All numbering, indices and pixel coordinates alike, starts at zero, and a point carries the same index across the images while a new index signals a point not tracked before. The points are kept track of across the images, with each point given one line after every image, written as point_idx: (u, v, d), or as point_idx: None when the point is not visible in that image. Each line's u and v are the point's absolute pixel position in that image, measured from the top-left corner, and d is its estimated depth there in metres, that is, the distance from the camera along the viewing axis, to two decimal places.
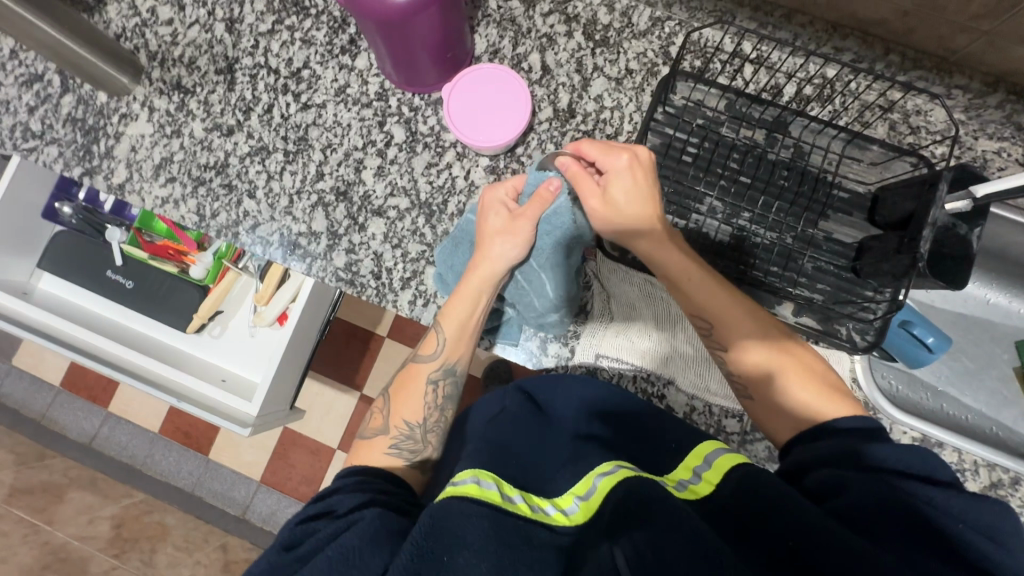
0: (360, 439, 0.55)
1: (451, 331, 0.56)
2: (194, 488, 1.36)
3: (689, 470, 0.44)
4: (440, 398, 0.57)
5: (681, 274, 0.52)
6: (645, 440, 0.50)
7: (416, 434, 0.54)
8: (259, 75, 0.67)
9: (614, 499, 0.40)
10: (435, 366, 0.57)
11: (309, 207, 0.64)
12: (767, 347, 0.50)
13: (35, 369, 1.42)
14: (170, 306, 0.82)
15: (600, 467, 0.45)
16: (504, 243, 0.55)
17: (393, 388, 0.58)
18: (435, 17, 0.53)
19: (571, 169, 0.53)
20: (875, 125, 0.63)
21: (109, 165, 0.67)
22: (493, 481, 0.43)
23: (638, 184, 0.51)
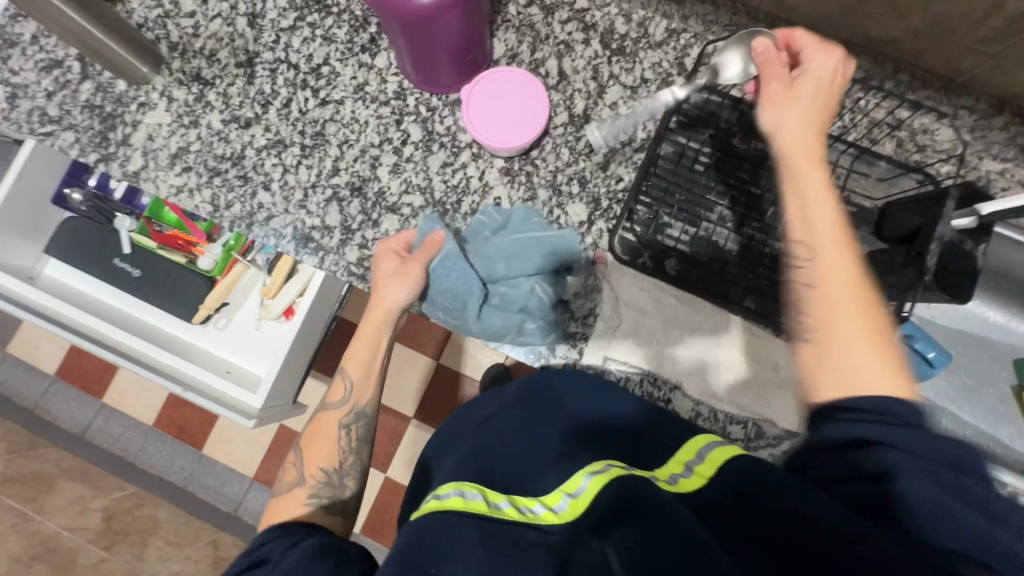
0: (274, 494, 0.54)
1: (355, 373, 0.59)
2: (186, 483, 1.34)
3: (681, 464, 0.43)
4: (353, 442, 0.57)
5: (798, 175, 0.46)
6: (637, 441, 0.50)
7: (333, 479, 0.54)
8: (279, 70, 0.67)
9: (605, 500, 0.39)
10: (344, 411, 0.58)
11: (323, 201, 0.65)
12: (855, 281, 0.43)
13: (30, 357, 1.41)
14: (177, 296, 0.82)
15: (592, 465, 0.44)
16: (395, 285, 0.58)
17: (304, 440, 0.57)
18: (459, 17, 0.54)
19: (767, 53, 0.50)
20: (884, 142, 0.63)
21: (126, 152, 0.67)
22: (478, 491, 0.43)
23: (819, 85, 0.48)
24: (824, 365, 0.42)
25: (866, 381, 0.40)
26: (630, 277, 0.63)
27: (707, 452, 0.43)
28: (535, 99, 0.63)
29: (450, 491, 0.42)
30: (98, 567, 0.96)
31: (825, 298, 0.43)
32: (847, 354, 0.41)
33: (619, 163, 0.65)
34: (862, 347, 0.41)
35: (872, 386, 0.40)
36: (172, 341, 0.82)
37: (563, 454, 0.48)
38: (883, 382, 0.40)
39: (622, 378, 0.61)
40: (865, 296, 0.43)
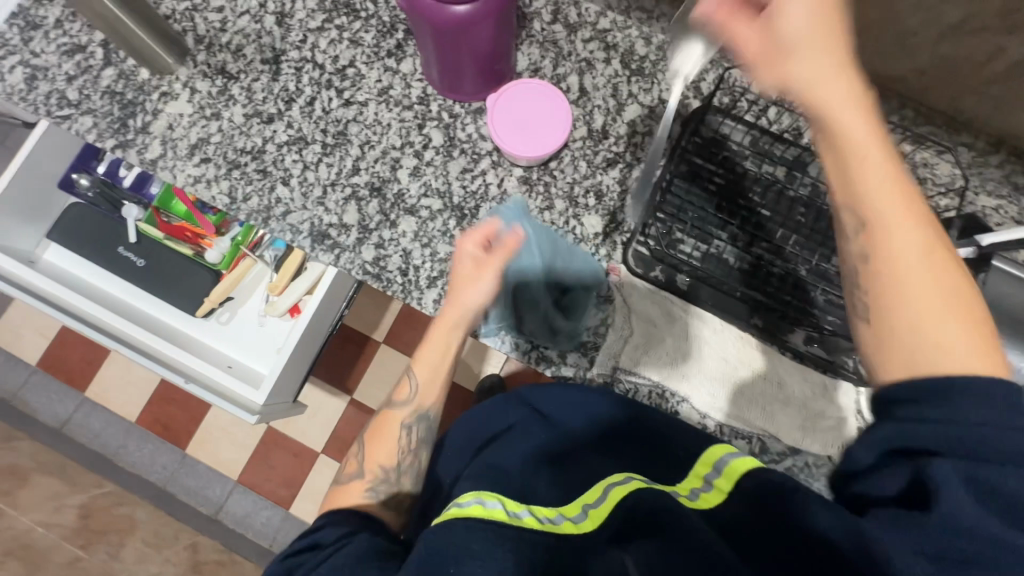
0: (336, 485, 0.56)
1: (423, 373, 0.58)
2: (166, 483, 1.31)
3: (700, 478, 0.46)
4: (414, 442, 0.57)
5: (858, 147, 0.40)
6: (658, 458, 0.51)
7: (391, 477, 0.55)
8: (304, 69, 0.68)
9: (625, 510, 0.40)
10: (407, 411, 0.58)
11: (342, 199, 0.65)
12: (922, 242, 0.40)
13: (11, 346, 1.36)
14: (181, 288, 0.81)
15: (615, 478, 0.46)
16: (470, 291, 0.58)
17: (369, 432, 0.58)
18: (492, 28, 0.55)
19: (722, 7, 0.44)
20: None
21: (144, 140, 0.67)
22: (498, 500, 0.42)
23: (824, 8, 0.40)
24: (891, 346, 0.40)
25: (946, 356, 0.37)
26: (642, 289, 0.64)
27: (724, 463, 0.45)
28: (555, 107, 0.65)
29: (470, 498, 0.40)
30: (73, 566, 0.92)
31: (889, 267, 0.40)
32: (920, 331, 0.39)
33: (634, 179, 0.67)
34: (937, 318, 0.38)
35: (947, 362, 0.37)
36: (176, 333, 0.81)
37: (576, 474, 0.49)
38: (959, 356, 0.37)
39: (633, 387, 0.62)
40: (938, 255, 0.40)
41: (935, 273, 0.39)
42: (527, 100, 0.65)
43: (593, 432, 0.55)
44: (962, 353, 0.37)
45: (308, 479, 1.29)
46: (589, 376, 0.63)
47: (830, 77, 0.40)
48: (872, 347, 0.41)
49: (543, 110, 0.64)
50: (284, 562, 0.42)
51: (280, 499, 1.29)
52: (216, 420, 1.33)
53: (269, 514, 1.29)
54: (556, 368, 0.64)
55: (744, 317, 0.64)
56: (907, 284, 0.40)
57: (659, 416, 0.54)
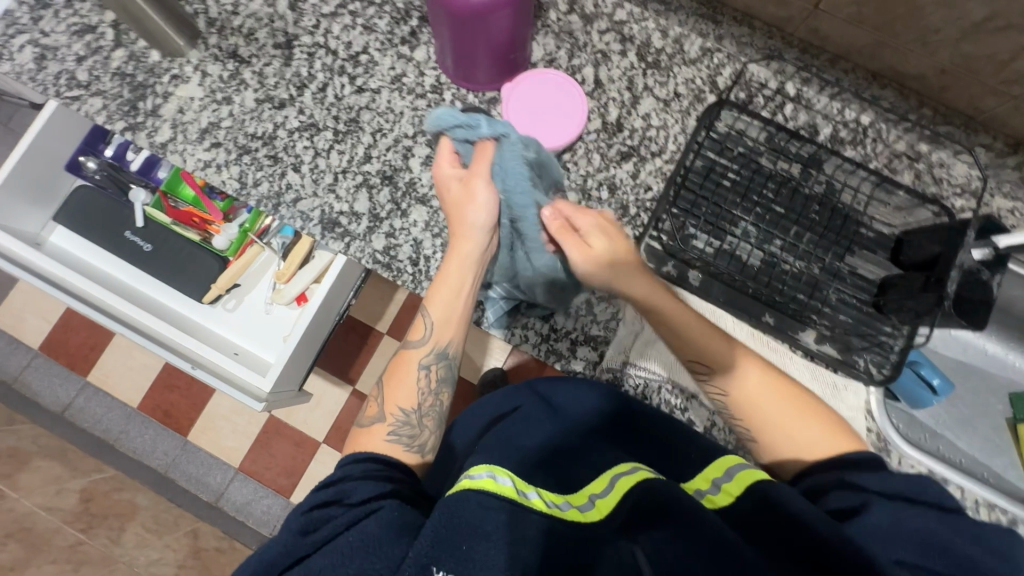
0: (356, 428, 0.53)
1: (439, 312, 0.55)
2: (167, 470, 1.31)
3: (709, 481, 0.44)
4: (433, 382, 0.55)
5: (667, 314, 0.53)
6: (666, 454, 0.51)
7: (413, 419, 0.53)
8: (317, 54, 0.67)
9: (633, 497, 0.40)
10: (425, 350, 0.55)
11: (353, 187, 0.65)
12: (761, 369, 0.52)
13: (13, 330, 1.36)
14: (187, 274, 0.81)
15: (618, 467, 0.46)
16: (472, 208, 0.54)
17: (387, 375, 0.56)
18: (510, 17, 0.55)
19: (554, 224, 0.53)
20: (902, 173, 0.66)
21: (154, 123, 0.66)
22: (508, 477, 0.42)
23: (611, 233, 0.54)
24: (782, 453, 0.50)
25: (812, 446, 0.48)
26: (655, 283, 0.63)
27: (734, 471, 0.43)
28: (571, 97, 0.64)
29: (483, 471, 0.40)
30: (74, 550, 0.92)
31: (745, 399, 0.51)
32: (790, 437, 0.49)
33: (648, 173, 0.66)
34: (789, 421, 0.49)
35: (812, 449, 0.48)
36: (183, 318, 0.81)
37: (580, 461, 0.49)
38: (819, 442, 0.48)
39: (642, 381, 0.62)
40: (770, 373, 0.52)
41: (783, 391, 0.51)
42: (543, 89, 0.64)
43: (594, 423, 0.55)
44: (824, 442, 0.48)
45: (309, 468, 1.29)
46: (598, 371, 0.63)
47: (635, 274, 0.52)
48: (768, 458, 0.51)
49: (558, 100, 0.64)
50: (310, 514, 0.40)
51: (281, 488, 1.29)
52: (217, 408, 1.33)
53: (269, 503, 1.29)
54: (564, 363, 0.63)
55: (755, 314, 0.64)
56: (763, 407, 0.51)
57: (661, 417, 0.54)
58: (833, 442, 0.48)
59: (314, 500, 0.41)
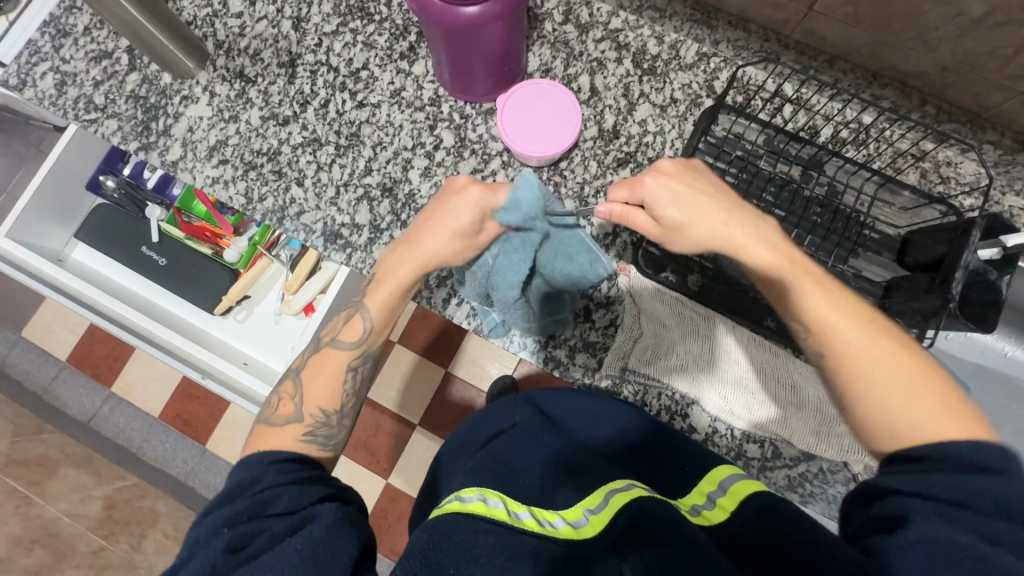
0: (264, 425, 0.50)
1: (379, 313, 0.53)
2: (186, 478, 1.34)
3: (704, 495, 0.45)
4: (357, 382, 0.54)
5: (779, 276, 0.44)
6: (655, 464, 0.53)
7: (332, 421, 0.51)
8: (319, 71, 0.69)
9: (626, 514, 0.40)
10: (355, 351, 0.54)
11: (354, 200, 0.66)
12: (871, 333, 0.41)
13: (43, 343, 1.41)
14: (201, 285, 0.83)
15: (614, 484, 0.46)
16: (438, 230, 0.51)
17: (310, 368, 0.54)
18: (502, 30, 0.56)
19: (616, 212, 0.48)
20: (907, 172, 0.65)
21: (166, 142, 0.69)
22: (500, 499, 0.42)
23: (684, 190, 0.46)
24: (869, 421, 0.40)
25: (919, 428, 0.38)
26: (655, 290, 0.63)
27: (728, 483, 0.44)
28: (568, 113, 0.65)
29: (473, 494, 0.41)
30: (97, 555, 0.95)
31: (844, 355, 0.42)
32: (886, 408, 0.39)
33: None
34: (905, 396, 0.39)
35: (923, 434, 0.38)
36: (196, 329, 0.84)
37: (576, 479, 0.49)
38: (937, 427, 0.38)
39: (642, 389, 0.63)
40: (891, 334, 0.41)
41: (893, 343, 0.41)
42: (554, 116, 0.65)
43: (592, 437, 0.56)
44: (941, 424, 0.38)
45: None
46: (597, 378, 0.63)
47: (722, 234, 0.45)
48: (857, 428, 0.41)
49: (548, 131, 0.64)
50: (238, 528, 0.38)
51: None
52: (234, 417, 1.36)
53: None
54: (563, 369, 0.64)
55: (757, 319, 0.63)
56: (867, 367, 0.41)
57: (660, 431, 0.56)
58: (952, 425, 0.38)
59: (235, 515, 0.39)
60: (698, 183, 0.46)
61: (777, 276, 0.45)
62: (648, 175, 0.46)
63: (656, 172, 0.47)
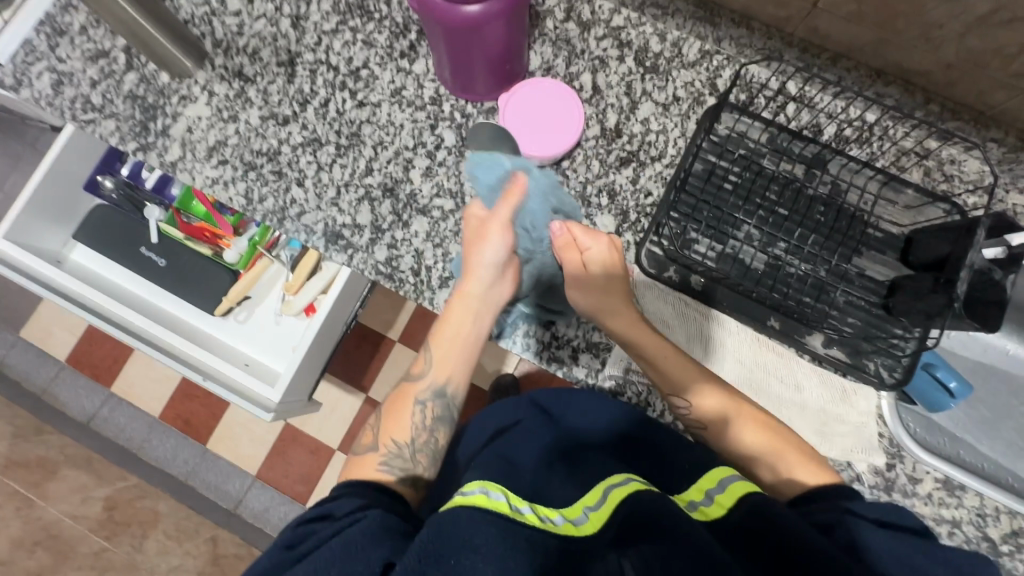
0: (350, 458, 0.54)
1: (441, 347, 0.57)
2: (187, 477, 1.34)
3: (702, 492, 0.45)
4: (429, 420, 0.55)
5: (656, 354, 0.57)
6: (658, 464, 0.53)
7: (404, 452, 0.53)
8: (319, 71, 0.69)
9: (626, 510, 0.40)
10: (424, 385, 0.56)
11: (355, 200, 0.66)
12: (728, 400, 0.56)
13: (42, 343, 1.41)
14: (201, 288, 0.83)
15: (613, 478, 0.45)
16: (484, 246, 0.57)
17: (387, 406, 0.57)
18: (504, 28, 0.55)
19: (562, 238, 0.60)
20: (911, 170, 0.65)
21: (164, 143, 0.68)
22: (501, 493, 0.41)
23: (611, 258, 0.59)
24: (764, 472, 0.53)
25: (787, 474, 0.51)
26: (658, 288, 0.65)
27: (728, 481, 0.44)
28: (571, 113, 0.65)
29: (474, 486, 0.40)
30: (99, 557, 0.95)
31: (714, 422, 0.55)
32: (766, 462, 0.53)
33: (648, 177, 0.66)
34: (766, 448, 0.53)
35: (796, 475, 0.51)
36: (197, 330, 0.83)
37: (578, 473, 0.49)
38: (798, 470, 0.51)
39: (644, 389, 0.62)
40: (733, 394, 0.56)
41: (744, 409, 0.55)
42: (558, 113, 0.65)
43: (592, 434, 0.56)
44: (797, 466, 0.51)
45: (323, 475, 1.32)
46: (601, 378, 0.62)
47: (616, 312, 0.57)
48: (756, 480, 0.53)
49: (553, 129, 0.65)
50: (295, 530, 0.43)
51: (298, 495, 1.32)
52: (235, 416, 1.36)
53: (287, 509, 1.31)
54: (565, 369, 0.63)
55: (760, 318, 0.63)
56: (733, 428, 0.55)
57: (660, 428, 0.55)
58: (804, 466, 0.51)
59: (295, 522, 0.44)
60: (597, 281, 0.58)
61: (656, 363, 0.57)
62: (588, 240, 0.59)
63: (596, 237, 0.59)
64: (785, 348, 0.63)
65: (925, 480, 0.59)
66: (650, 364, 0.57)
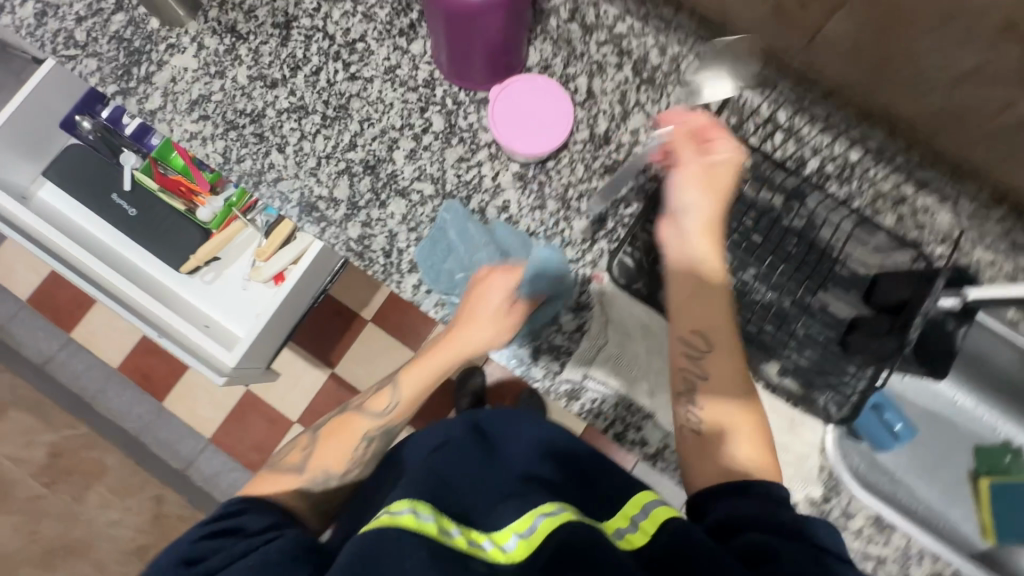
0: (269, 470, 0.59)
1: (404, 395, 0.59)
2: (139, 433, 1.32)
3: (627, 518, 0.46)
4: (365, 455, 0.60)
5: (712, 320, 0.53)
6: (583, 484, 0.52)
7: (329, 482, 0.58)
8: (314, 38, 0.68)
9: (554, 538, 0.40)
10: (375, 423, 0.59)
11: (334, 173, 0.65)
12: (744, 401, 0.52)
13: (4, 279, 1.37)
14: (168, 243, 0.81)
15: (544, 504, 0.44)
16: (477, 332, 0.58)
17: (327, 430, 0.60)
18: (501, 21, 0.55)
19: (687, 133, 0.55)
20: (885, 214, 0.66)
21: (145, 90, 0.66)
22: (432, 513, 0.43)
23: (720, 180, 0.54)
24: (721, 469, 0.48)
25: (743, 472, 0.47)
26: (625, 299, 0.63)
27: (650, 508, 0.45)
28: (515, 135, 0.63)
29: (405, 507, 0.42)
30: None
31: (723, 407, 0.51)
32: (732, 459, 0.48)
33: (630, 188, 0.66)
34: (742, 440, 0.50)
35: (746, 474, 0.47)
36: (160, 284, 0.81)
37: (517, 489, 0.48)
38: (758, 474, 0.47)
39: (596, 401, 0.62)
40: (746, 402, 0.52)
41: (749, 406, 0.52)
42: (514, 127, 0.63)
43: (524, 457, 0.55)
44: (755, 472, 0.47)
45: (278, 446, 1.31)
46: (558, 381, 0.63)
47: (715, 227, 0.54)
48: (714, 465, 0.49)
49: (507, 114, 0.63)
50: (198, 544, 0.46)
51: (250, 463, 1.31)
52: (195, 376, 1.34)
53: (237, 476, 1.30)
54: (524, 369, 0.63)
55: None
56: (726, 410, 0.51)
57: (596, 458, 0.54)
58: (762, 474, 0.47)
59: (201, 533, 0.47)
60: (716, 180, 0.54)
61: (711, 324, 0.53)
62: (723, 143, 0.54)
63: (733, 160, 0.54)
64: None
65: (858, 515, 0.61)
66: (705, 316, 0.53)
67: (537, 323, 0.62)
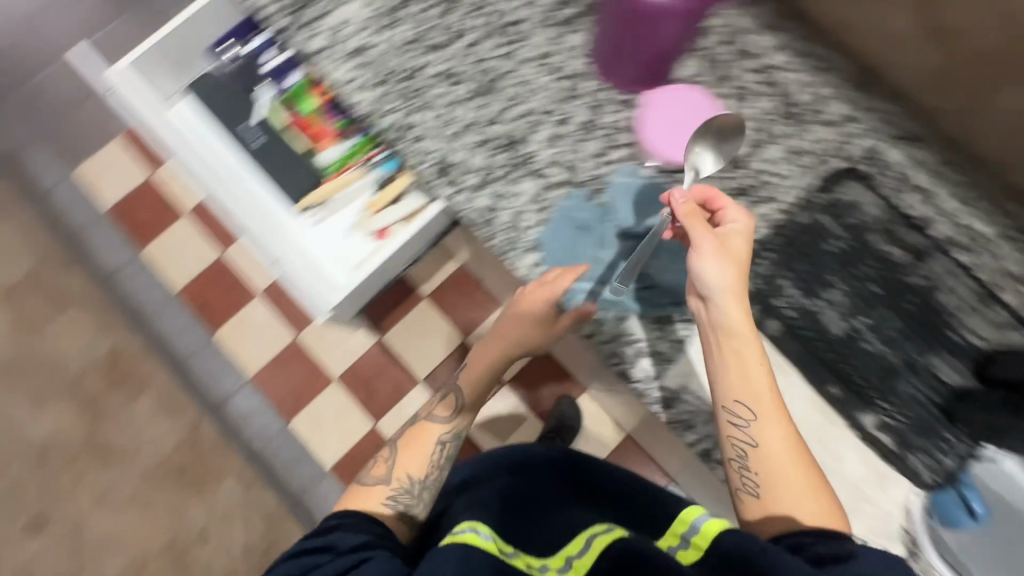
0: (360, 483, 0.66)
1: (468, 386, 0.70)
2: (186, 359, 1.35)
3: (677, 536, 0.52)
4: (444, 456, 0.68)
5: (750, 387, 0.53)
6: (644, 516, 0.60)
7: (415, 490, 0.65)
8: (477, 11, 0.70)
9: (608, 556, 0.49)
10: (444, 428, 0.69)
11: (474, 142, 0.66)
12: (784, 430, 0.53)
13: (91, 186, 1.42)
14: (286, 178, 0.84)
15: (596, 526, 0.55)
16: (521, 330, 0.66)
17: (404, 442, 0.69)
18: (678, 30, 0.64)
19: (686, 208, 0.57)
20: (1006, 289, 0.62)
21: (312, 31, 0.69)
22: (489, 533, 0.50)
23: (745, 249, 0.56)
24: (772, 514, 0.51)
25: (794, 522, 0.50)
26: None
27: (700, 522, 0.51)
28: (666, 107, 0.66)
29: (466, 527, 0.49)
30: None
31: (768, 451, 0.52)
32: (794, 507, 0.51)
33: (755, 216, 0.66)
34: (793, 490, 0.51)
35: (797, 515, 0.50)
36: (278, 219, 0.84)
37: (571, 526, 0.58)
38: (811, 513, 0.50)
39: (690, 414, 0.61)
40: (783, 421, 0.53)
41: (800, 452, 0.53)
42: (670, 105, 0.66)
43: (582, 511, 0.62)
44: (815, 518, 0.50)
45: (315, 399, 1.33)
46: (656, 386, 0.61)
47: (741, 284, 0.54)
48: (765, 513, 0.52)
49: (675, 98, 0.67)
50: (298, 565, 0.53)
51: (285, 410, 1.33)
52: (250, 316, 1.37)
53: (270, 420, 1.32)
54: (625, 367, 0.62)
55: (821, 382, 0.63)
56: (778, 459, 0.52)
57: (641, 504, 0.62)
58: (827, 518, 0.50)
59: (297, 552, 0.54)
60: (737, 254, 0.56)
61: (740, 396, 0.53)
62: (732, 212, 0.57)
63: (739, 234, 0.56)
64: (837, 418, 0.63)
65: None
66: (738, 359, 0.53)
67: (649, 321, 0.62)
